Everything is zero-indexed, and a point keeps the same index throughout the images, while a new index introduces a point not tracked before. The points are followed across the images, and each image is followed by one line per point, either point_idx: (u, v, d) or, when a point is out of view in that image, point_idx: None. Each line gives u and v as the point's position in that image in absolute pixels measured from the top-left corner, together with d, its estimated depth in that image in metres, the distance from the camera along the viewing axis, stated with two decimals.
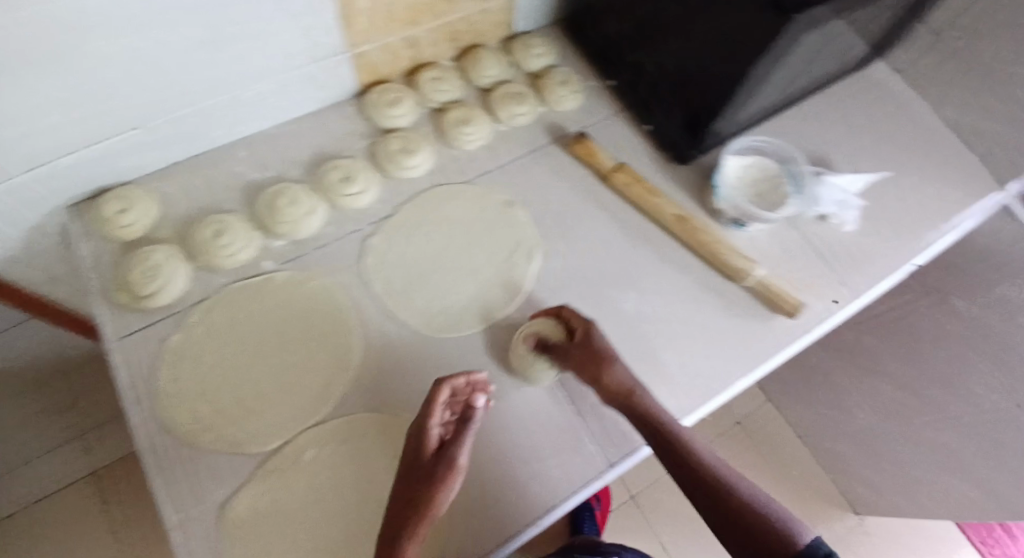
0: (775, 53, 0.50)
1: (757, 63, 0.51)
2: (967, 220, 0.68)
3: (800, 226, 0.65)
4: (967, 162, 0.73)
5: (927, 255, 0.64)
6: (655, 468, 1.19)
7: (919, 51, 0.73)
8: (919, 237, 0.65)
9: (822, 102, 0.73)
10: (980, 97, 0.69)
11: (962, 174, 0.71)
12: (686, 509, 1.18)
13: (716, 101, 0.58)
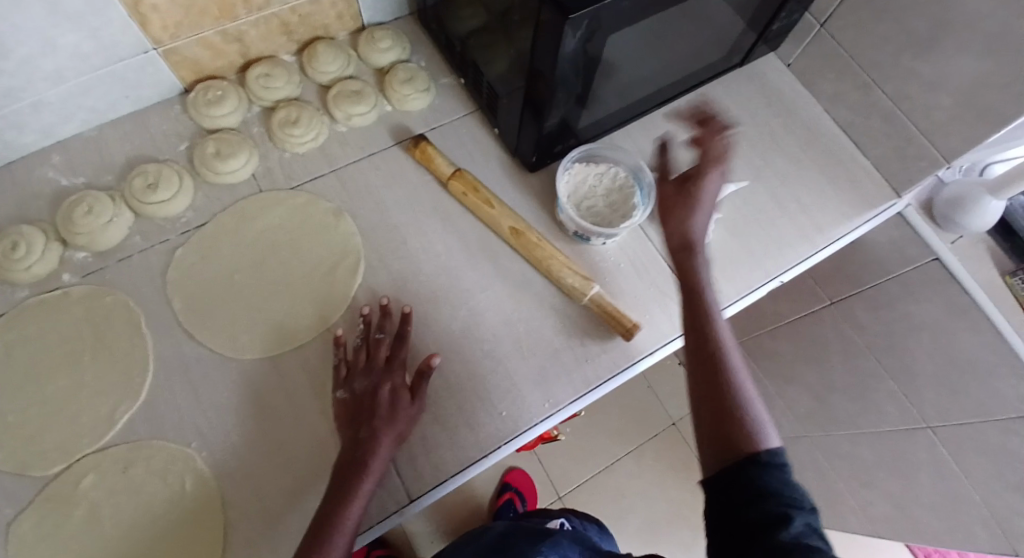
0: (570, 48, 0.47)
1: (557, 62, 0.48)
2: (850, 231, 0.63)
3: (655, 239, 0.61)
4: (860, 167, 0.66)
5: (793, 271, 0.61)
6: (591, 468, 1.20)
7: (805, 45, 0.68)
8: (788, 248, 0.61)
9: (694, 105, 0.69)
10: (865, 93, 0.64)
11: (851, 180, 0.65)
12: (613, 508, 1.18)
13: (538, 103, 0.54)
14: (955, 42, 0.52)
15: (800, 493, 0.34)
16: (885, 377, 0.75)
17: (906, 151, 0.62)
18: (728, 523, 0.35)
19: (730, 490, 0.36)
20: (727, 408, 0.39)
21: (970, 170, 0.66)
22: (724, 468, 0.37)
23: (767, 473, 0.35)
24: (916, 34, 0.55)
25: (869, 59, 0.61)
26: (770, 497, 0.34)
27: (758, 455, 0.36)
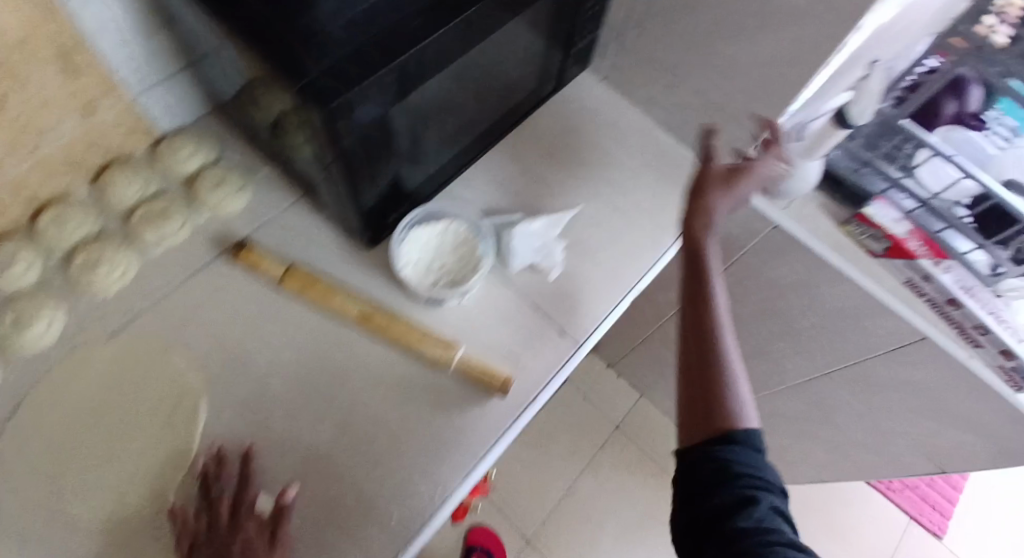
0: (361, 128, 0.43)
1: (352, 144, 0.43)
2: None
3: (511, 282, 0.60)
4: (688, 159, 0.70)
5: (649, 278, 0.62)
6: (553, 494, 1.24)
7: (613, 56, 0.69)
8: (642, 258, 0.63)
9: (524, 139, 0.69)
10: (672, 90, 0.67)
11: (686, 174, 0.68)
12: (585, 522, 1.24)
13: (348, 184, 0.49)
14: (732, 33, 0.56)
15: (767, 474, 0.41)
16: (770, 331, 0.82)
17: (724, 136, 0.66)
18: (702, 505, 0.41)
19: (704, 470, 0.41)
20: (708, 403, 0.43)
21: (800, 129, 0.62)
22: (701, 452, 0.42)
23: (741, 460, 0.40)
24: (699, 31, 0.58)
25: (666, 59, 0.64)
26: (741, 478, 0.40)
27: (735, 449, 0.41)
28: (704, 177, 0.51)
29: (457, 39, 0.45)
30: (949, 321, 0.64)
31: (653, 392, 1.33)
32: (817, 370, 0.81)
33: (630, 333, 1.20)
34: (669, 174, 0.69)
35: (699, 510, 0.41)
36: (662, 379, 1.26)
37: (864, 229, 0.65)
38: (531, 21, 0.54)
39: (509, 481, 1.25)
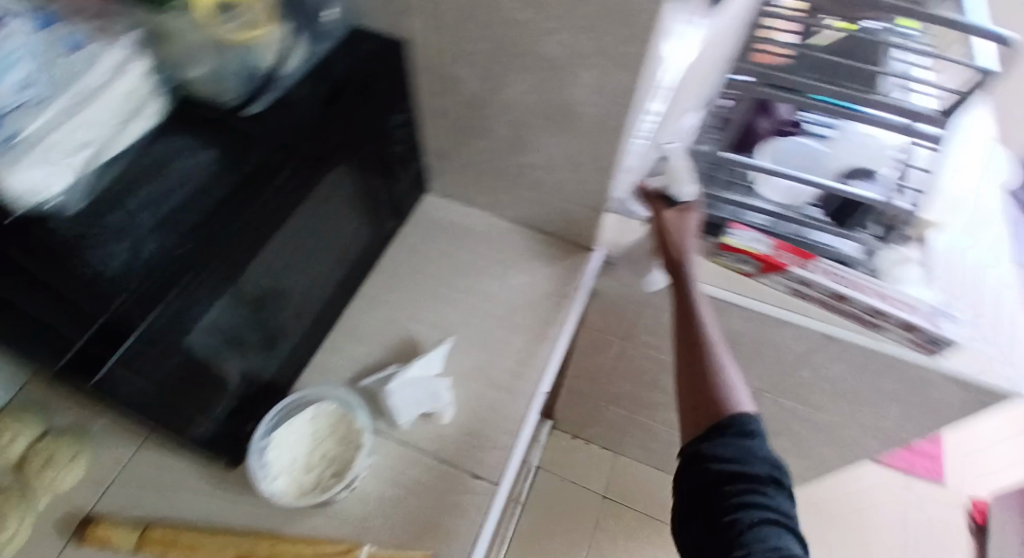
0: (126, 363, 0.39)
1: (123, 379, 0.40)
2: (574, 312, 0.67)
3: (411, 440, 0.56)
4: (550, 244, 0.72)
5: (550, 379, 0.61)
6: None
7: (445, 175, 0.71)
8: (534, 363, 0.62)
9: (384, 281, 0.67)
10: (512, 192, 0.69)
11: (550, 262, 0.71)
12: None
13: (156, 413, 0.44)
14: (540, 125, 0.59)
15: (756, 456, 0.49)
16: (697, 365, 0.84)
17: (575, 212, 0.68)
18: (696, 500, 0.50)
19: (695, 471, 0.51)
20: (708, 404, 0.52)
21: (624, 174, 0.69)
22: (692, 452, 0.51)
23: (729, 446, 0.49)
24: (508, 133, 0.61)
25: (496, 167, 0.67)
26: (728, 472, 0.48)
27: (731, 434, 0.50)
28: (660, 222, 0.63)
29: (268, 211, 0.46)
30: (844, 312, 0.67)
31: (625, 448, 1.33)
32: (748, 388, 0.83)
33: (579, 402, 1.21)
34: (537, 264, 0.70)
35: (693, 503, 0.51)
36: (626, 434, 1.26)
37: (732, 256, 0.69)
38: (349, 176, 0.55)
39: None
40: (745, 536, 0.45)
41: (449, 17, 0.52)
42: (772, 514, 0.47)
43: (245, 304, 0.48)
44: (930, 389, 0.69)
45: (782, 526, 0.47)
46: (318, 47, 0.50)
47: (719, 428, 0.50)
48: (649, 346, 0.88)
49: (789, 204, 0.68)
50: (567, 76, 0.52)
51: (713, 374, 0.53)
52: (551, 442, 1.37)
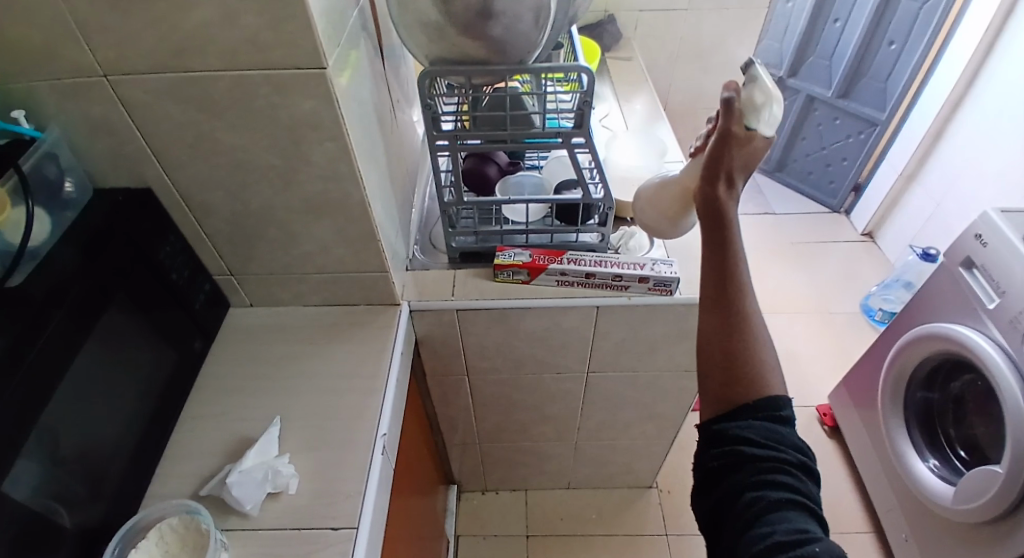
0: None
1: None
2: (395, 359, 0.76)
3: (265, 519, 0.60)
4: (360, 312, 0.83)
5: (386, 419, 0.69)
6: None
7: (247, 286, 0.80)
8: (368, 413, 0.70)
9: (214, 396, 0.72)
10: (307, 280, 0.79)
11: (364, 326, 0.80)
12: None
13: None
14: (302, 219, 0.70)
15: (782, 445, 0.56)
16: (525, 368, 0.99)
17: (366, 280, 0.79)
18: (718, 475, 0.57)
19: (719, 443, 0.58)
20: (740, 351, 0.58)
21: (399, 237, 0.85)
22: (715, 429, 0.59)
23: (759, 423, 0.56)
24: (281, 234, 0.72)
25: (282, 264, 0.77)
26: (756, 457, 0.55)
27: (765, 415, 0.57)
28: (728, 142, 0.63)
29: (51, 355, 0.51)
30: (597, 285, 0.85)
31: (528, 479, 1.42)
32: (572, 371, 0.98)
33: (468, 453, 1.30)
34: (353, 332, 0.80)
35: (716, 479, 0.58)
36: (520, 465, 1.37)
37: (506, 272, 0.86)
38: (131, 308, 0.63)
39: None
40: (763, 514, 0.52)
41: (183, 159, 0.62)
42: (789, 493, 0.53)
43: (56, 464, 0.52)
44: (689, 319, 0.87)
45: (800, 503, 0.53)
46: (64, 214, 0.59)
47: (752, 407, 0.57)
48: (487, 372, 1.00)
49: (534, 221, 0.90)
50: (301, 177, 0.65)
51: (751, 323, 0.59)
52: (465, 505, 1.46)
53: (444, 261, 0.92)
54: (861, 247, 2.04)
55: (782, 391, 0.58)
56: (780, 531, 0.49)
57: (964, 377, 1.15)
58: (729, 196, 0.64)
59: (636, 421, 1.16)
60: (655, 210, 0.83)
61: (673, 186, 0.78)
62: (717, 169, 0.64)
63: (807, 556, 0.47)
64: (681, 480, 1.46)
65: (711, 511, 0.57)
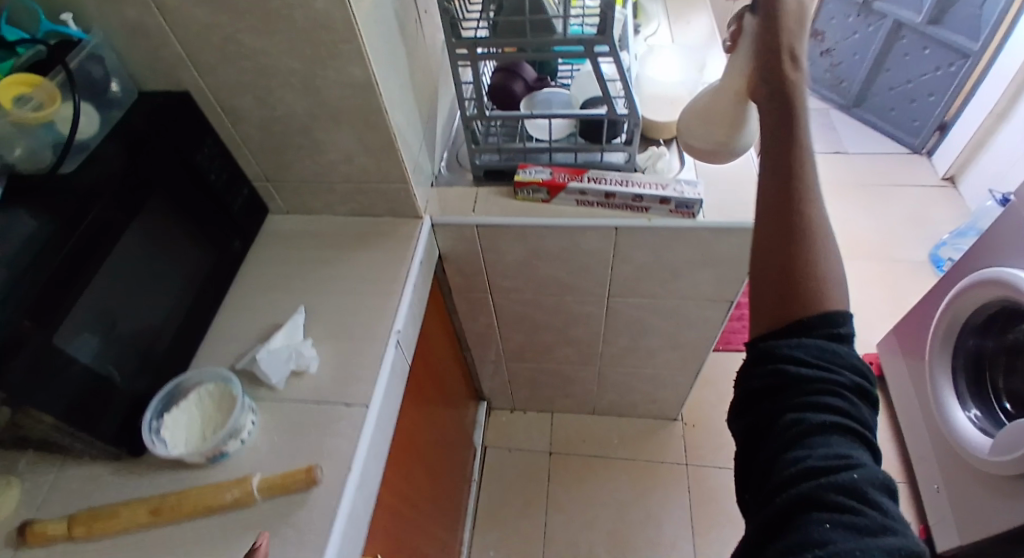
0: (29, 355, 0.51)
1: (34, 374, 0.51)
2: (414, 267, 0.80)
3: (286, 396, 0.68)
4: (385, 223, 0.87)
5: (400, 319, 0.74)
6: (534, 533, 1.37)
7: (281, 194, 0.86)
8: (384, 312, 0.75)
9: (250, 290, 0.80)
10: (334, 189, 0.83)
11: (387, 236, 0.85)
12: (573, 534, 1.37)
13: (70, 410, 0.54)
14: (325, 127, 0.73)
15: (836, 366, 0.53)
16: (545, 289, 1.02)
17: (389, 191, 0.83)
18: (760, 395, 0.56)
19: (765, 362, 0.56)
20: (800, 268, 0.55)
21: (425, 153, 0.88)
22: (762, 347, 0.57)
23: (810, 344, 0.54)
24: (308, 142, 0.76)
25: (310, 172, 0.81)
26: (805, 380, 0.53)
27: (818, 333, 0.54)
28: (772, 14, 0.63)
29: (96, 242, 0.58)
30: (617, 206, 0.85)
31: (554, 401, 1.49)
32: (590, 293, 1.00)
33: (496, 370, 1.37)
34: (377, 241, 0.84)
35: (757, 399, 0.57)
36: (546, 386, 1.43)
37: (526, 189, 0.87)
38: (173, 203, 0.69)
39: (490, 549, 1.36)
40: (807, 438, 0.50)
41: (213, 63, 0.66)
42: (838, 418, 0.51)
43: (106, 331, 0.61)
44: (711, 245, 0.86)
45: (848, 429, 0.51)
46: (110, 113, 0.66)
47: (806, 325, 0.54)
48: (509, 292, 1.04)
49: (557, 138, 0.89)
50: (321, 83, 0.67)
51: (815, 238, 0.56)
52: (494, 420, 1.55)
53: (469, 178, 0.94)
54: (939, 192, 1.87)
55: (842, 307, 0.55)
56: (817, 456, 0.48)
57: (1022, 328, 1.07)
58: (793, 73, 0.62)
59: (659, 350, 1.17)
60: (706, 125, 0.80)
61: (720, 98, 0.76)
62: (773, 47, 0.63)
63: (843, 484, 0.46)
64: (706, 417, 1.48)
65: (747, 430, 0.57)
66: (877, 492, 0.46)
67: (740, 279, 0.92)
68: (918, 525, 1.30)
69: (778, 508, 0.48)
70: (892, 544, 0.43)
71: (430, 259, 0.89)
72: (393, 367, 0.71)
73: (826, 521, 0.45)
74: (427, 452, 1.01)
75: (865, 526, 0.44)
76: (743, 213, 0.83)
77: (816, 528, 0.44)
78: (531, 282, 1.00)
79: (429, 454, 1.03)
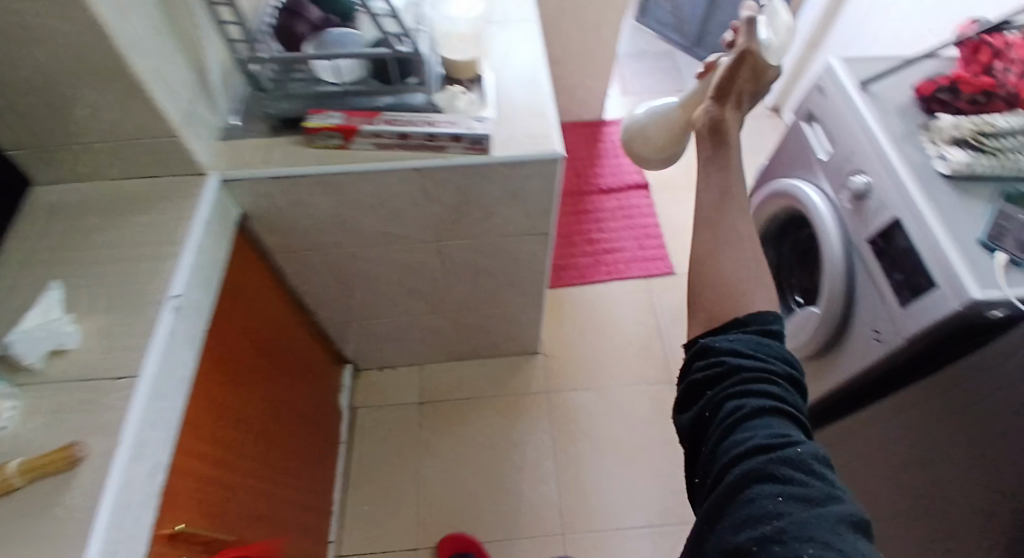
0: None
1: None
2: (196, 230, 0.77)
3: (54, 371, 0.64)
4: (169, 183, 0.83)
5: (177, 284, 0.71)
6: (409, 479, 1.41)
7: (39, 160, 0.78)
8: (160, 280, 0.72)
9: (7, 266, 0.72)
10: (99, 149, 0.77)
11: (171, 197, 0.81)
12: (449, 474, 1.42)
13: None
14: (66, 79, 0.67)
15: (771, 355, 0.59)
16: (368, 237, 1.03)
17: (164, 146, 0.78)
18: (703, 386, 0.61)
19: (708, 357, 0.61)
20: (727, 296, 0.63)
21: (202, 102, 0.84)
22: (703, 344, 0.62)
23: (743, 337, 0.60)
24: (50, 98, 0.70)
25: (63, 134, 0.75)
26: (745, 364, 0.58)
27: (754, 329, 0.61)
28: (732, 72, 0.72)
29: None
30: (416, 146, 0.86)
31: (418, 352, 1.51)
32: (411, 237, 1.03)
33: (349, 328, 1.36)
34: (159, 202, 0.81)
35: (700, 389, 0.61)
36: (406, 339, 1.44)
37: (318, 136, 0.86)
38: None
39: (366, 500, 1.39)
40: (750, 418, 0.54)
41: None
42: (776, 400, 0.56)
43: None
44: (507, 178, 0.91)
45: (787, 410, 0.55)
46: None
47: (739, 323, 0.61)
48: (333, 243, 1.04)
49: (354, 81, 0.88)
50: (41, 26, 0.61)
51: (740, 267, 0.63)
52: (363, 380, 1.56)
53: (264, 127, 0.91)
54: (767, 121, 2.04)
55: (771, 312, 0.62)
56: (761, 434, 0.52)
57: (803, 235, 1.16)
58: (732, 111, 0.73)
59: (500, 287, 1.23)
60: (648, 141, 0.95)
61: (665, 119, 0.92)
62: (729, 87, 0.73)
63: (787, 456, 0.50)
64: (564, 345, 1.60)
65: (694, 419, 0.60)
66: (820, 466, 0.50)
67: (547, 209, 0.99)
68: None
69: (728, 487, 0.51)
70: (840, 512, 0.46)
71: (226, 226, 0.86)
72: (175, 332, 0.69)
73: (776, 492, 0.48)
74: (265, 415, 1.00)
75: (812, 494, 0.47)
76: (533, 144, 0.88)
77: (769, 501, 0.47)
78: (351, 231, 1.00)
79: (269, 413, 1.02)
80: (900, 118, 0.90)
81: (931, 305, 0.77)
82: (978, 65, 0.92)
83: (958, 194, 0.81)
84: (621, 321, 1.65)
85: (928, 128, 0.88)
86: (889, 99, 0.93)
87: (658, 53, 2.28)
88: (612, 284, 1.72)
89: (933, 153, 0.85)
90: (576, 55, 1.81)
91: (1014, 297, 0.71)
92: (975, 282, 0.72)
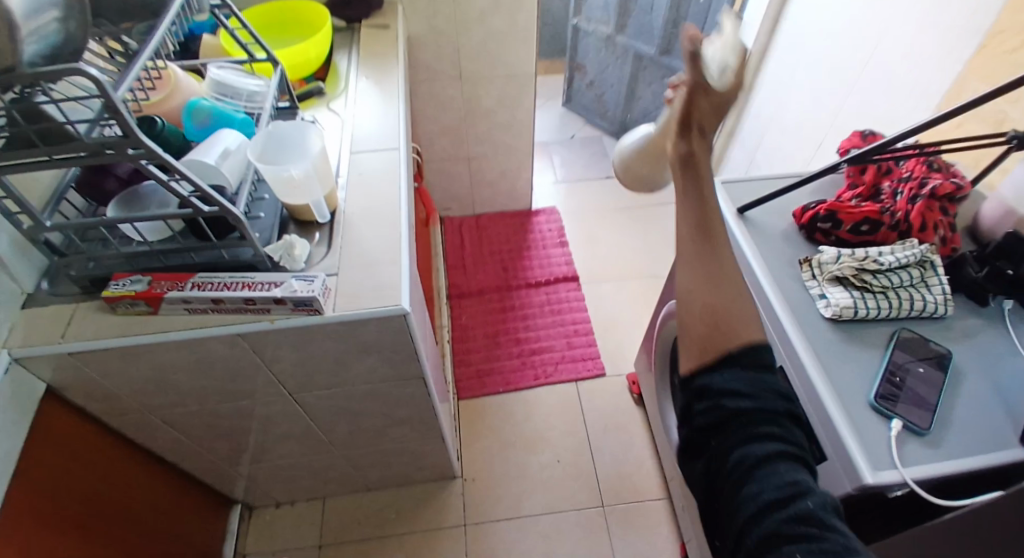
0: None
1: None
2: None
3: None
4: None
5: None
6: None
7: None
8: None
9: None
10: None
11: None
12: None
13: None
14: None
15: (765, 385, 0.58)
16: (214, 396, 0.91)
17: None
18: (702, 433, 0.59)
19: (702, 397, 0.59)
20: (716, 315, 0.60)
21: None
22: (696, 386, 0.60)
23: (740, 373, 0.58)
24: None
25: None
26: (745, 410, 0.56)
27: (746, 362, 0.58)
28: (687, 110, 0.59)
29: None
30: (233, 310, 0.76)
31: (319, 488, 1.36)
32: (262, 391, 0.92)
33: (232, 475, 1.22)
34: None
35: (700, 438, 0.59)
36: (302, 477, 1.30)
37: (125, 304, 0.75)
38: None
39: None
40: (758, 472, 0.54)
41: None
42: (780, 444, 0.55)
43: None
44: (354, 336, 0.80)
45: (790, 450, 0.55)
46: None
47: (732, 358, 0.59)
48: (171, 404, 0.92)
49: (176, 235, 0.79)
50: None
51: (722, 284, 0.60)
52: (256, 521, 1.39)
53: (74, 290, 0.80)
54: None
55: (762, 332, 0.60)
56: (772, 493, 0.52)
57: None
58: (700, 144, 0.61)
59: (390, 427, 1.11)
60: (646, 165, 0.80)
61: (652, 146, 0.77)
62: (687, 123, 0.60)
63: (800, 513, 0.50)
64: (485, 466, 1.46)
65: (699, 464, 0.59)
66: (833, 517, 0.50)
67: (414, 358, 0.88)
68: (678, 538, 1.34)
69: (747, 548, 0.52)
70: None
71: (21, 412, 0.75)
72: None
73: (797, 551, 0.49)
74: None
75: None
76: (378, 300, 0.78)
77: None
78: (190, 393, 0.88)
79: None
80: (781, 249, 0.87)
81: (828, 479, 0.70)
82: (862, 186, 0.90)
83: (844, 342, 0.77)
84: (546, 432, 1.51)
85: (811, 260, 0.84)
86: (770, 226, 0.90)
87: (585, 138, 2.29)
88: (539, 391, 1.58)
89: (815, 292, 0.81)
90: (491, 151, 1.77)
91: (909, 479, 0.64)
92: (865, 464, 0.65)
